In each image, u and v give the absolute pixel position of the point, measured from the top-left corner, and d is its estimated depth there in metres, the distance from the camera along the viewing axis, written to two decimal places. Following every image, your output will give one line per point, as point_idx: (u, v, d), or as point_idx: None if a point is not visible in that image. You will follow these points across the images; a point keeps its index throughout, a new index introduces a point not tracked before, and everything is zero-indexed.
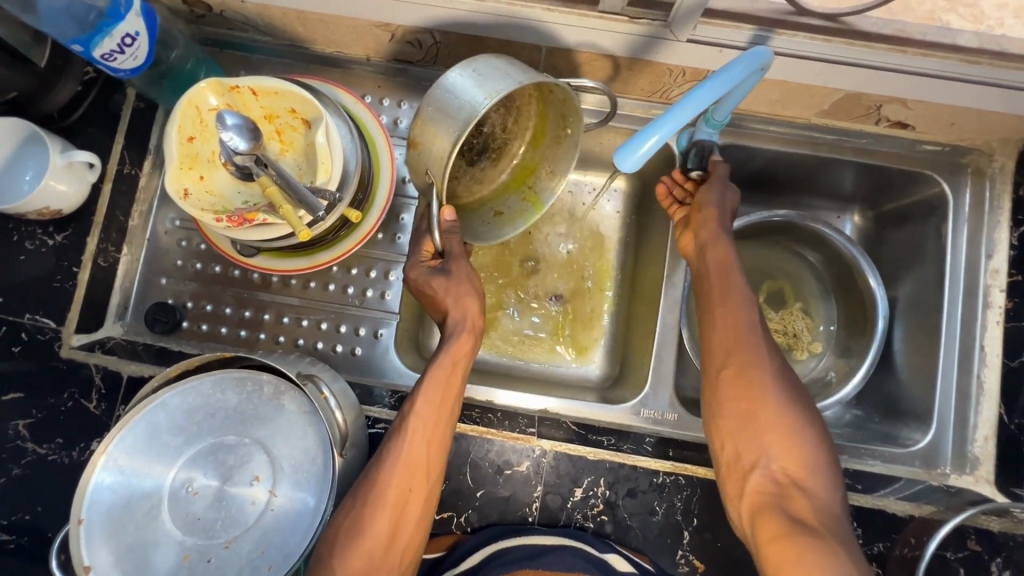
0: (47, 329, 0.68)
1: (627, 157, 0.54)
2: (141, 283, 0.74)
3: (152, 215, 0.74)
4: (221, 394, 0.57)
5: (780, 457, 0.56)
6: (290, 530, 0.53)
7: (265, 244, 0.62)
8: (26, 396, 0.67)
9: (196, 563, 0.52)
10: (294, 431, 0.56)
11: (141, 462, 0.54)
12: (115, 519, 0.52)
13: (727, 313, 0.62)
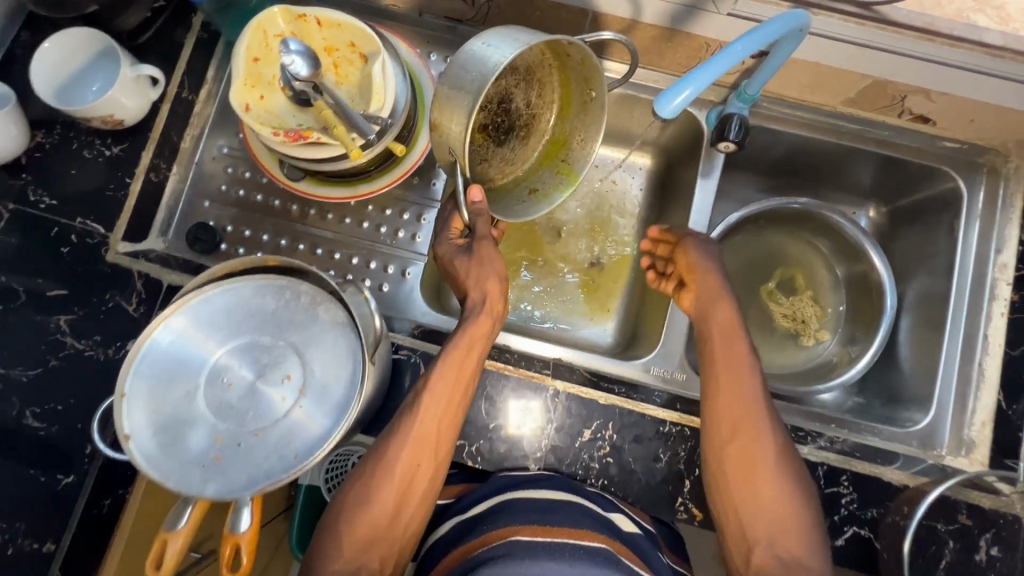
0: (96, 233, 0.71)
1: (662, 109, 0.55)
2: (186, 205, 0.77)
3: (203, 140, 0.78)
4: (260, 298, 0.60)
5: (778, 505, 0.58)
6: (317, 428, 0.56)
7: (314, 166, 0.65)
8: (70, 294, 0.70)
9: (226, 445, 0.54)
10: (327, 337, 0.59)
11: (183, 350, 0.57)
12: (156, 397, 0.55)
13: (727, 358, 0.63)
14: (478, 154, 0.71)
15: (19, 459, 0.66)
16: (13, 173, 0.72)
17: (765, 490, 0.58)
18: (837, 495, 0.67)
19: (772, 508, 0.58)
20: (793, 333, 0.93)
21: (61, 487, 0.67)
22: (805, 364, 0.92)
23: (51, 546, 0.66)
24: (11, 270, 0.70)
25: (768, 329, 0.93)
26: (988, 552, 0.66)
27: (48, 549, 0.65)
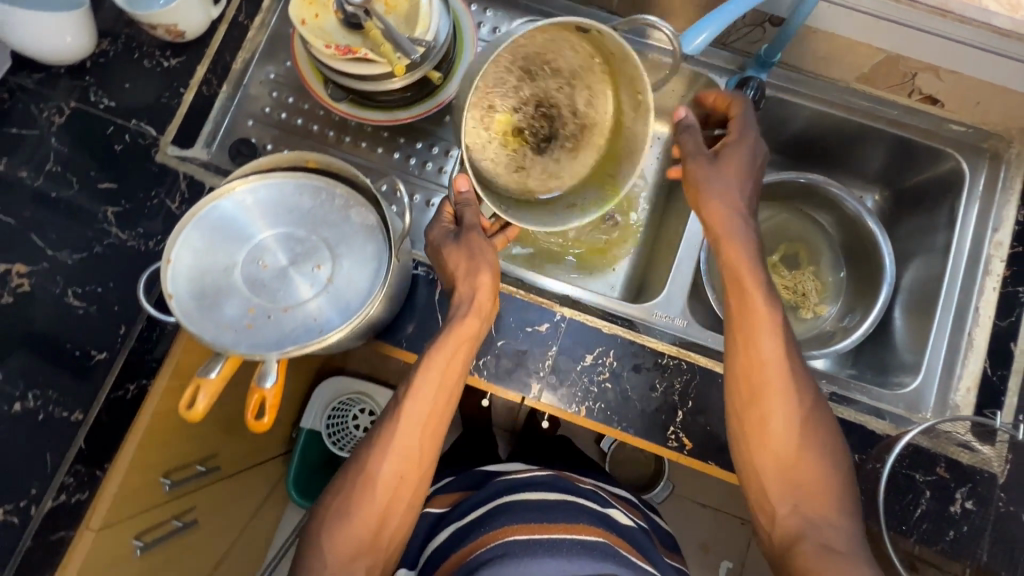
0: (147, 135, 0.77)
1: (686, 45, 0.63)
2: (231, 120, 0.83)
3: (253, 65, 0.84)
4: (299, 196, 0.64)
5: (801, 479, 0.61)
6: (339, 317, 0.60)
7: (358, 85, 0.70)
8: (118, 188, 0.75)
9: (258, 316, 0.59)
10: (356, 238, 0.64)
11: (227, 231, 0.62)
12: (198, 269, 0.60)
13: (745, 329, 0.63)
14: (513, 160, 0.77)
15: (57, 333, 0.71)
16: (78, 76, 0.78)
17: (789, 472, 0.62)
18: None
19: (798, 487, 0.61)
20: (793, 305, 0.97)
21: (94, 363, 0.71)
22: (802, 333, 0.95)
23: (79, 416, 0.70)
24: (68, 162, 0.75)
25: None
26: (962, 505, 0.69)
27: (76, 419, 0.70)
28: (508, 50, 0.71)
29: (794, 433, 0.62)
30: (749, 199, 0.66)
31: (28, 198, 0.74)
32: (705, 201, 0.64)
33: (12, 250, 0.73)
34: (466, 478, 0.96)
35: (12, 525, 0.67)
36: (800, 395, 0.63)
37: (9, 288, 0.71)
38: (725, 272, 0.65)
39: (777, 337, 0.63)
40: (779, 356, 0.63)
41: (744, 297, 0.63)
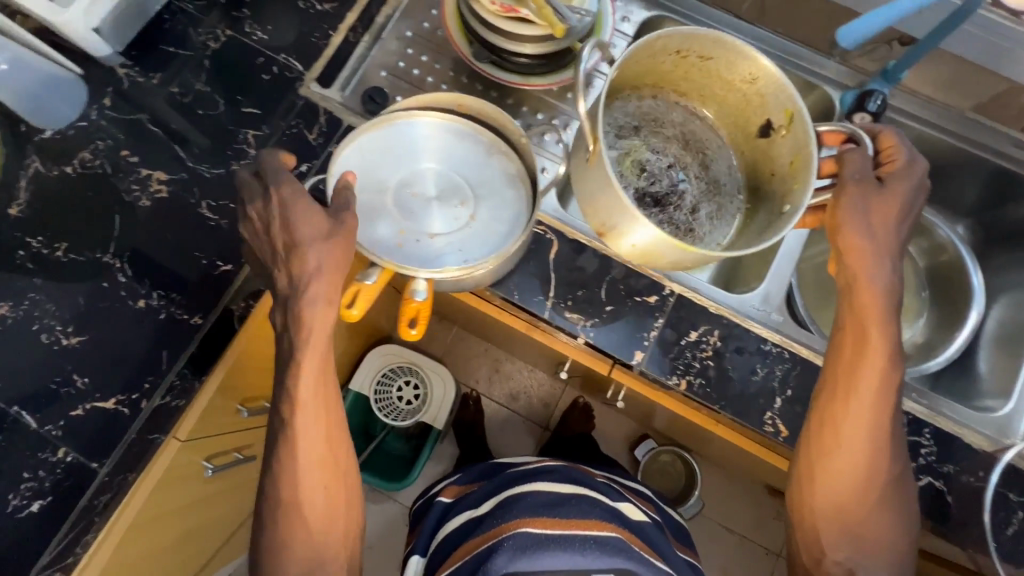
0: (294, 70, 0.81)
1: (842, 41, 0.72)
2: (365, 69, 0.84)
3: (394, 20, 0.87)
4: (450, 138, 0.69)
5: (847, 508, 0.67)
6: (477, 252, 0.66)
7: (510, 44, 0.75)
8: (261, 114, 0.79)
9: (406, 238, 0.66)
10: (498, 184, 0.69)
11: (386, 157, 0.67)
12: (356, 187, 0.67)
13: (860, 370, 0.64)
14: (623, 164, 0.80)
15: (188, 239, 0.74)
16: (235, 8, 0.83)
17: (842, 500, 0.67)
18: (917, 443, 0.71)
19: (836, 516, 0.67)
20: None
21: (219, 273, 0.74)
22: None
23: (199, 320, 0.72)
24: (216, 84, 0.80)
25: None
26: None
27: (195, 322, 0.72)
28: (716, 100, 0.80)
29: (865, 490, 0.66)
30: (897, 251, 0.64)
31: (177, 113, 0.79)
32: (848, 232, 0.63)
33: (157, 156, 0.77)
34: (473, 471, 1.01)
35: (122, 415, 0.70)
36: (891, 459, 0.66)
37: (148, 192, 0.76)
38: (847, 314, 0.66)
39: (885, 396, 0.64)
40: (877, 412, 0.64)
41: (862, 348, 0.64)
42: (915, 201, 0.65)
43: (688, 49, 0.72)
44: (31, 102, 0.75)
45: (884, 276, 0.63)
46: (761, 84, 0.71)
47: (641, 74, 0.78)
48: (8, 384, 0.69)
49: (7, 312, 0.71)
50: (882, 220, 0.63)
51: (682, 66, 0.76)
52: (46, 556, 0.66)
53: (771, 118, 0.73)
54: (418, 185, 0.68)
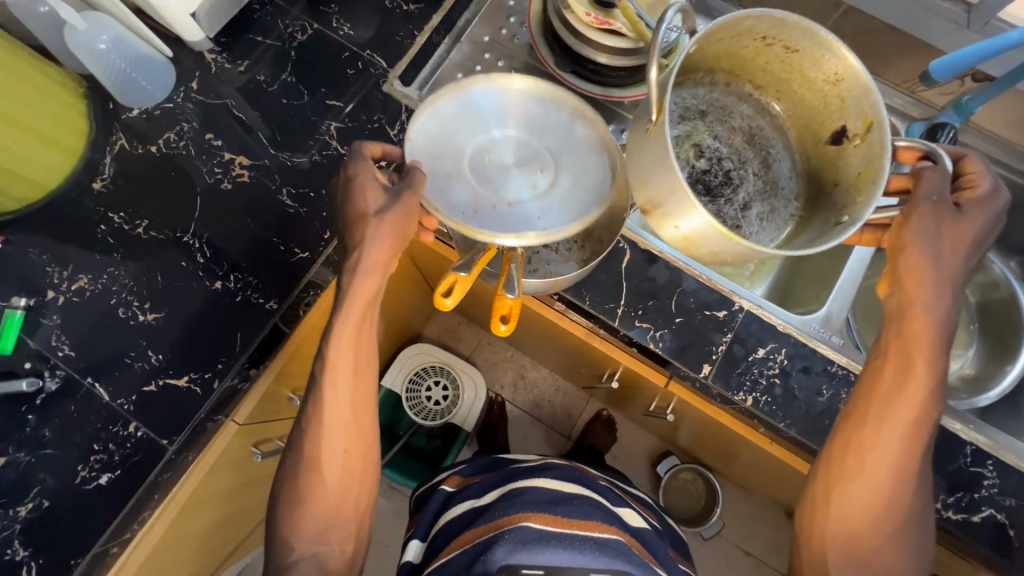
0: (378, 67, 0.83)
1: (933, 73, 0.72)
2: (440, 71, 0.85)
3: (473, 25, 0.88)
4: (529, 105, 0.66)
5: (858, 524, 0.64)
6: (560, 218, 0.62)
7: (597, 55, 0.77)
8: (345, 107, 0.81)
9: (484, 204, 0.63)
10: (582, 150, 0.65)
11: (461, 125, 0.65)
12: (432, 152, 0.64)
13: (906, 393, 0.60)
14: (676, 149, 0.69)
15: (266, 223, 0.75)
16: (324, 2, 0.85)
17: (855, 516, 0.64)
18: (979, 474, 0.71)
19: (842, 530, 0.64)
20: None
21: (296, 260, 0.75)
22: None
23: (274, 305, 0.73)
24: (302, 75, 0.82)
25: None
26: None
27: (270, 307, 0.73)
28: (792, 97, 0.66)
29: (889, 513, 0.63)
30: (958, 279, 0.58)
31: (262, 101, 0.80)
32: (917, 250, 0.56)
33: (240, 142, 0.79)
34: (478, 463, 1.01)
35: (193, 393, 0.70)
36: (918, 489, 0.63)
37: (230, 175, 0.77)
38: (889, 337, 0.61)
39: (919, 428, 0.60)
40: (909, 442, 0.61)
41: (906, 371, 0.59)
42: (988, 235, 0.58)
43: (776, 37, 0.57)
44: (120, 81, 0.76)
45: (941, 304, 0.57)
46: (846, 87, 0.57)
47: (719, 56, 0.63)
48: (84, 356, 0.70)
49: (87, 284, 0.73)
50: (949, 249, 0.57)
51: (766, 56, 0.62)
52: (110, 529, 0.67)
53: (846, 126, 0.60)
54: (497, 152, 0.66)
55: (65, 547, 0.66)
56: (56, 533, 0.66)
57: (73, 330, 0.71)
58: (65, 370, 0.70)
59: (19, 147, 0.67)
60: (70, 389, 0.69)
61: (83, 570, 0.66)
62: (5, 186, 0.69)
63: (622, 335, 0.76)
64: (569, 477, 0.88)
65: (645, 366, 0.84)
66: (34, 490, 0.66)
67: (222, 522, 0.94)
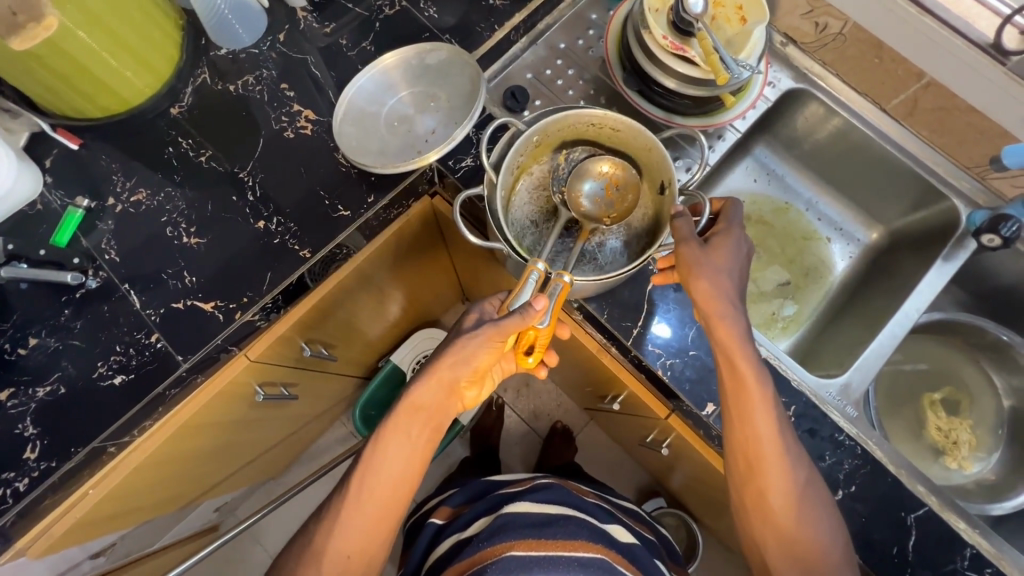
0: None
1: (1005, 158, 0.77)
2: (511, 69, 0.88)
3: (552, 30, 0.90)
4: (421, 61, 0.82)
5: (785, 529, 0.65)
6: (439, 139, 0.79)
7: (671, 82, 0.79)
8: None
9: (417, 148, 0.79)
10: (452, 73, 0.81)
11: (374, 97, 0.82)
12: (360, 119, 0.81)
13: (742, 404, 0.65)
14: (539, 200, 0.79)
15: (316, 176, 0.79)
16: None
17: (785, 524, 0.65)
18: None
19: (782, 540, 0.65)
20: (940, 449, 0.93)
21: (337, 216, 0.78)
22: (943, 482, 0.91)
23: (307, 253, 0.76)
24: (380, 46, 0.86)
25: (915, 435, 0.94)
26: None
27: (303, 255, 0.76)
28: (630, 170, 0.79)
29: (788, 501, 0.65)
30: (737, 286, 0.65)
31: (340, 64, 0.84)
32: (713, 276, 0.64)
33: (311, 98, 0.83)
34: (468, 490, 1.01)
35: (215, 319, 0.74)
36: (797, 469, 0.65)
37: (295, 126, 0.81)
38: (716, 351, 0.67)
39: (773, 418, 0.65)
40: (772, 438, 0.65)
41: (738, 378, 0.65)
42: (744, 249, 0.67)
43: (601, 124, 0.73)
44: (216, 22, 0.80)
45: (732, 310, 0.64)
46: (654, 153, 0.71)
47: (564, 137, 0.76)
48: (126, 263, 0.75)
49: (144, 198, 0.78)
50: (723, 262, 0.64)
51: (604, 135, 0.75)
52: (110, 430, 0.70)
53: (663, 181, 0.72)
54: (402, 109, 0.82)
55: (68, 435, 0.70)
56: (65, 418, 0.70)
57: (122, 238, 0.76)
58: (107, 273, 0.75)
59: (112, 60, 0.72)
60: (107, 291, 0.74)
61: (78, 461, 0.69)
62: (95, 95, 0.75)
63: (634, 356, 0.76)
64: (556, 497, 0.89)
65: (650, 395, 0.84)
66: (54, 375, 0.71)
67: (210, 453, 0.97)
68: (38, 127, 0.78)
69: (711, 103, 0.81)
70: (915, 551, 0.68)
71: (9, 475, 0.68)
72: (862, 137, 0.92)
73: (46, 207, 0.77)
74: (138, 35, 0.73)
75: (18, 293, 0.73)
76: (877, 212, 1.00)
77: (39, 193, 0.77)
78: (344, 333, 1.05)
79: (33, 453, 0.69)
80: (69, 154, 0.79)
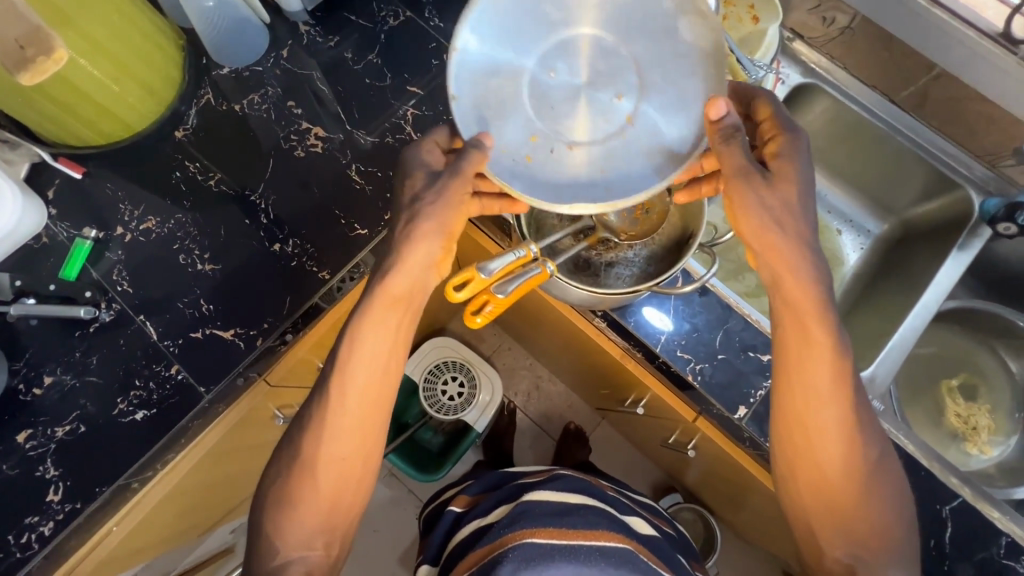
0: None
1: None
2: None
3: None
4: (615, 10, 0.59)
5: (841, 503, 0.64)
6: (579, 132, 0.59)
7: None
8: (422, 95, 0.83)
9: (539, 139, 0.60)
10: (673, 53, 0.59)
11: (511, 41, 0.59)
12: (481, 74, 0.59)
13: (804, 379, 0.62)
14: None
15: (331, 195, 0.78)
16: None
17: (839, 496, 0.63)
18: (1012, 568, 0.68)
19: (835, 513, 0.64)
20: (959, 436, 0.94)
21: (354, 235, 0.76)
22: (964, 468, 0.92)
23: (326, 275, 0.75)
24: (387, 58, 0.84)
25: (935, 422, 0.94)
26: None
27: (322, 277, 0.75)
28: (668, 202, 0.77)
29: (853, 477, 0.63)
30: (808, 237, 0.60)
31: (346, 79, 0.83)
32: (772, 217, 0.59)
33: (318, 114, 0.81)
34: (485, 480, 1.00)
35: (237, 347, 0.72)
36: (864, 447, 0.63)
37: (304, 144, 0.79)
38: (779, 310, 0.63)
39: (844, 394, 0.62)
40: (840, 413, 0.62)
41: (805, 348, 0.61)
42: (808, 175, 0.60)
43: None
44: (219, 42, 0.78)
45: (804, 263, 0.59)
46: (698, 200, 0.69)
47: None
48: (140, 293, 0.73)
49: (154, 226, 0.75)
50: (786, 192, 0.59)
51: None
52: (135, 465, 0.69)
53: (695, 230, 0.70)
54: (552, 70, 0.60)
55: (92, 473, 0.68)
56: (87, 458, 0.68)
57: (134, 267, 0.74)
58: (120, 305, 0.73)
59: (115, 86, 0.69)
60: (122, 324, 0.72)
61: (103, 501, 0.68)
62: (98, 121, 0.72)
63: (660, 362, 0.76)
64: (574, 488, 0.88)
65: (674, 397, 0.84)
66: (73, 415, 0.69)
67: (229, 478, 0.95)
68: (38, 157, 0.75)
69: None
70: (951, 543, 0.69)
71: (33, 519, 0.66)
72: (873, 129, 0.92)
73: (52, 240, 0.74)
74: (141, 58, 0.71)
75: (28, 330, 0.71)
76: (885, 203, 1.01)
77: (44, 226, 0.74)
78: None
79: (55, 495, 0.67)
80: (73, 184, 0.76)
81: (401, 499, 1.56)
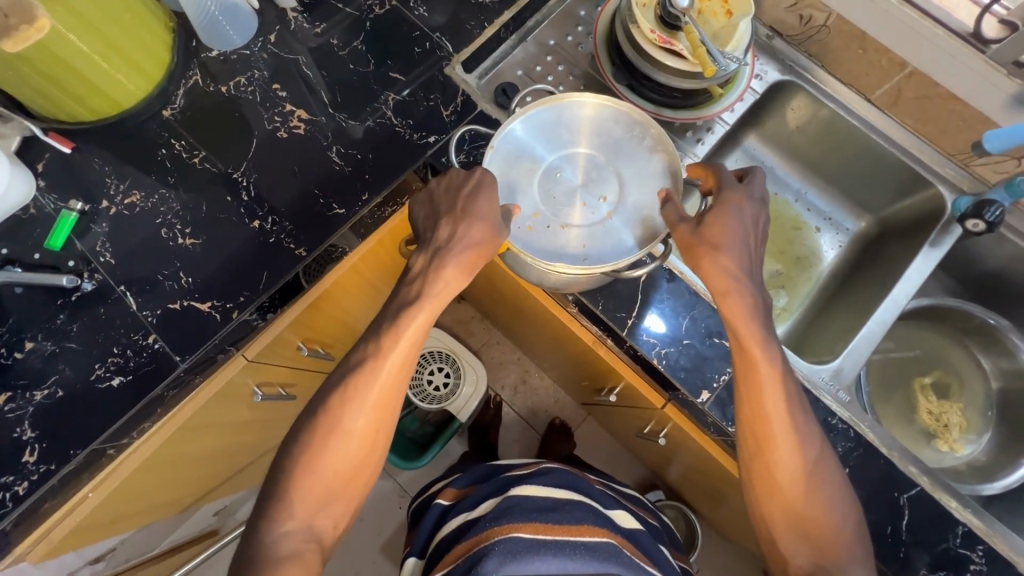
0: (444, 50, 0.86)
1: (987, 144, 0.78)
2: (500, 67, 0.89)
3: (542, 27, 0.91)
4: (610, 126, 0.72)
5: (797, 504, 0.65)
6: (570, 221, 0.70)
7: (659, 73, 0.80)
8: (405, 80, 0.85)
9: (539, 222, 0.69)
10: (645, 172, 0.71)
11: (529, 145, 0.71)
12: (506, 161, 0.71)
13: (753, 388, 0.65)
14: None
15: (312, 176, 0.80)
16: None
17: (795, 496, 0.65)
18: (966, 556, 0.69)
19: (795, 515, 0.65)
20: (931, 433, 0.94)
21: (332, 215, 0.79)
22: (935, 465, 0.92)
23: (303, 253, 0.77)
24: (372, 45, 0.86)
25: (907, 419, 0.95)
26: None
27: (299, 254, 0.77)
28: None
29: (801, 479, 0.64)
30: (747, 262, 0.65)
31: (330, 64, 0.85)
32: (715, 251, 0.63)
33: (302, 97, 0.83)
34: (474, 473, 1.01)
35: (213, 318, 0.74)
36: (805, 449, 0.65)
37: (287, 126, 0.81)
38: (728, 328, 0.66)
39: (785, 402, 0.64)
40: (783, 418, 0.64)
41: (748, 359, 0.64)
42: (749, 220, 0.65)
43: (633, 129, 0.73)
44: (207, 25, 0.80)
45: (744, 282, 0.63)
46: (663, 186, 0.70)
47: None
48: (121, 264, 0.75)
49: (138, 200, 0.78)
50: (723, 236, 0.63)
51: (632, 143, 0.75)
52: (109, 430, 0.71)
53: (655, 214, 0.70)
54: (560, 171, 0.72)
55: (68, 435, 0.70)
56: (64, 421, 0.70)
57: (116, 239, 0.76)
58: (102, 275, 0.75)
59: (103, 63, 0.72)
60: (103, 294, 0.74)
61: (77, 463, 0.70)
62: (86, 97, 0.75)
63: (629, 347, 0.77)
64: (561, 482, 0.88)
65: (645, 384, 0.84)
66: (52, 379, 0.71)
67: (209, 454, 0.97)
68: (28, 131, 0.78)
69: (700, 94, 0.83)
70: (908, 530, 0.70)
71: (9, 479, 0.68)
72: (849, 128, 0.94)
73: (39, 210, 0.77)
74: (129, 37, 0.74)
75: (13, 297, 0.73)
76: (863, 202, 1.02)
77: (32, 197, 0.77)
78: (341, 332, 1.05)
79: (31, 456, 0.69)
80: (62, 157, 0.79)
81: (386, 488, 1.57)
